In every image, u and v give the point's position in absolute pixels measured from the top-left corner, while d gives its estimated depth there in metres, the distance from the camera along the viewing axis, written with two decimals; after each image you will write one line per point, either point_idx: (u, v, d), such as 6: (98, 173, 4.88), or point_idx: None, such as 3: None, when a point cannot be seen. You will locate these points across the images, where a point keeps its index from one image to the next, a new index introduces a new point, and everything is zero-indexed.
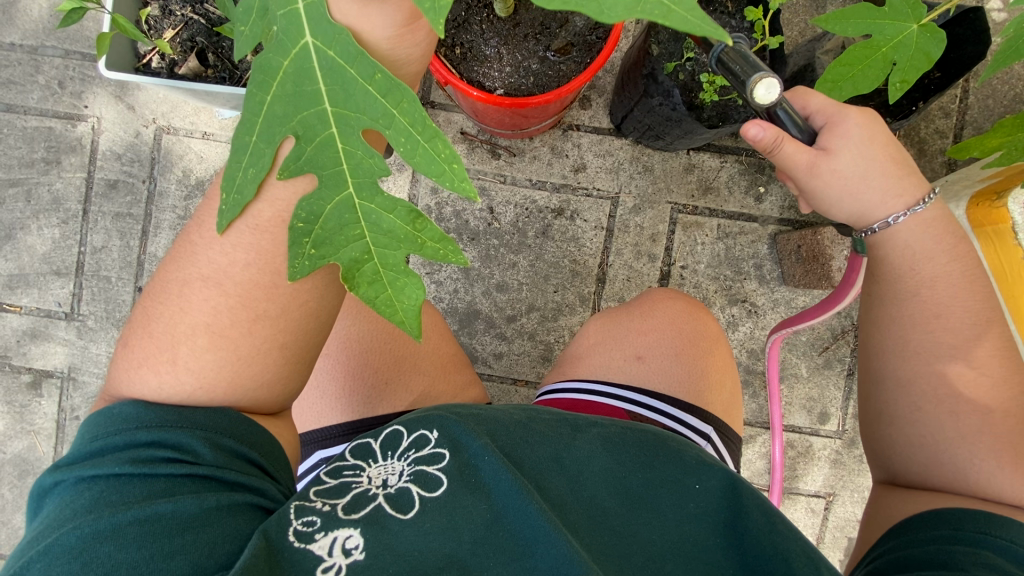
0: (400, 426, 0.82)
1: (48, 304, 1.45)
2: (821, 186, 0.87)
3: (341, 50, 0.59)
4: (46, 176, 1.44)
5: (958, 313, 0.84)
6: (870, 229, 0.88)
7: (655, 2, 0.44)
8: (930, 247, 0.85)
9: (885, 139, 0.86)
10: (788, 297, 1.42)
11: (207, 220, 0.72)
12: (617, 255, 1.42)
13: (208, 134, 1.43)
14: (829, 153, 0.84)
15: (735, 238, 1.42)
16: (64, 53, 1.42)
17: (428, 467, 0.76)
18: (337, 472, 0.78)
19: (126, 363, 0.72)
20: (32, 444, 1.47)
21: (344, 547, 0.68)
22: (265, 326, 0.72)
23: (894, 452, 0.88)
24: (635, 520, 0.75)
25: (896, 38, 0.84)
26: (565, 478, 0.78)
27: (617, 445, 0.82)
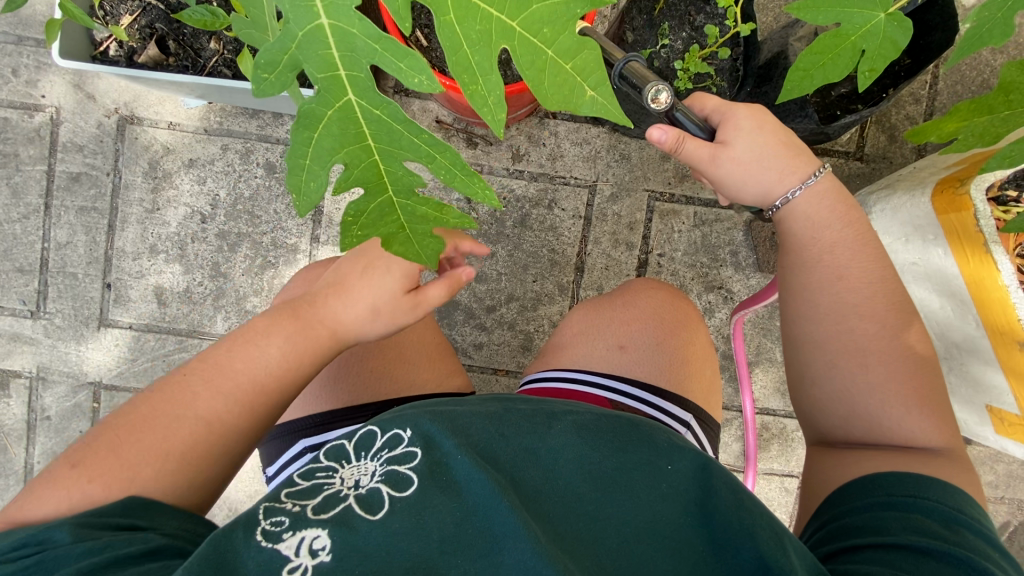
0: (374, 427, 0.83)
1: (13, 302, 1.41)
2: (728, 174, 0.94)
3: (389, 112, 0.60)
4: (3, 170, 1.38)
5: (858, 273, 0.90)
6: (775, 205, 0.96)
7: (604, 105, 0.57)
8: (825, 213, 0.93)
9: (774, 127, 0.93)
10: (763, 283, 1.44)
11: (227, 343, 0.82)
12: (595, 244, 1.43)
13: (174, 123, 1.38)
14: (726, 145, 0.92)
15: (711, 225, 1.44)
16: (16, 40, 1.36)
17: (399, 466, 0.76)
18: (310, 473, 0.79)
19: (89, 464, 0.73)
20: (3, 446, 1.44)
21: (311, 547, 0.68)
22: (169, 465, 0.75)
23: (818, 411, 0.92)
24: (611, 503, 0.77)
25: (864, 27, 0.84)
26: (540, 466, 0.79)
27: (592, 429, 0.84)
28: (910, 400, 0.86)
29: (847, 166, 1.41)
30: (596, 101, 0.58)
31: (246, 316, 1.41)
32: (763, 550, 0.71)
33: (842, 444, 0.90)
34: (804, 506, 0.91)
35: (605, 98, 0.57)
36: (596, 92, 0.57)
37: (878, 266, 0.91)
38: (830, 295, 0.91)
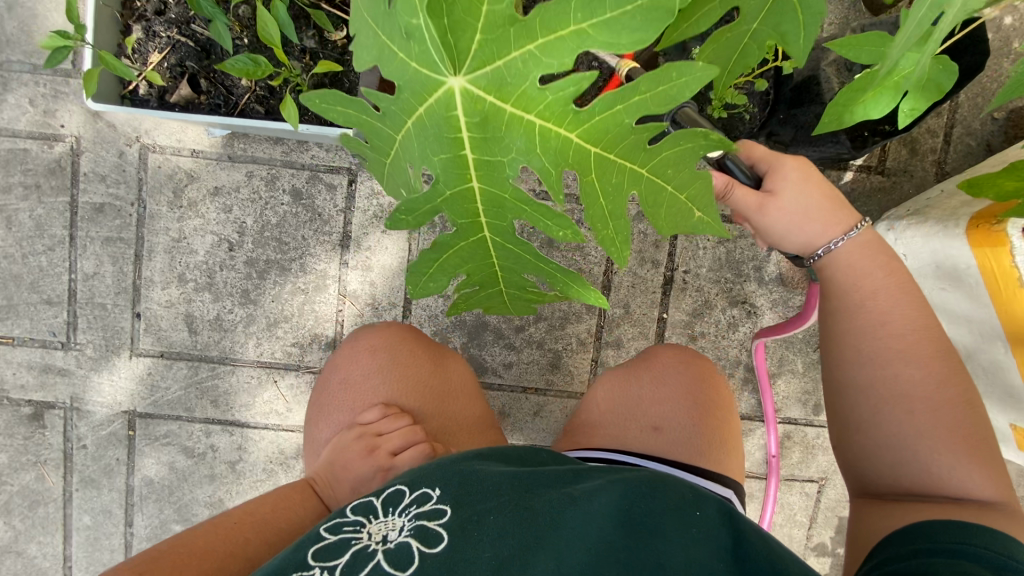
0: (402, 487, 0.86)
1: (43, 334, 1.41)
2: (773, 224, 0.96)
3: (512, 241, 0.78)
4: (26, 201, 1.37)
5: (899, 321, 0.93)
6: (816, 254, 0.98)
7: (708, 224, 0.66)
8: (865, 263, 0.96)
9: (820, 181, 0.96)
10: (786, 297, 1.46)
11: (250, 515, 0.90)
12: (622, 262, 1.44)
13: (197, 151, 1.36)
14: (775, 195, 0.94)
15: (735, 241, 1.45)
16: (33, 69, 1.34)
17: (429, 522, 0.78)
18: (337, 528, 0.80)
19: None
20: (40, 474, 1.46)
21: None
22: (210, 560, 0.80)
23: (862, 460, 0.94)
24: (650, 553, 0.75)
25: (910, 66, 0.84)
26: (574, 521, 0.78)
27: (624, 483, 0.85)
28: (957, 449, 0.87)
29: (869, 180, 1.43)
30: (699, 219, 0.66)
31: (278, 342, 1.42)
32: None
33: (891, 497, 0.90)
34: (850, 562, 0.90)
35: (709, 220, 0.65)
36: (702, 214, 0.65)
37: (919, 313, 0.93)
38: (876, 343, 0.93)
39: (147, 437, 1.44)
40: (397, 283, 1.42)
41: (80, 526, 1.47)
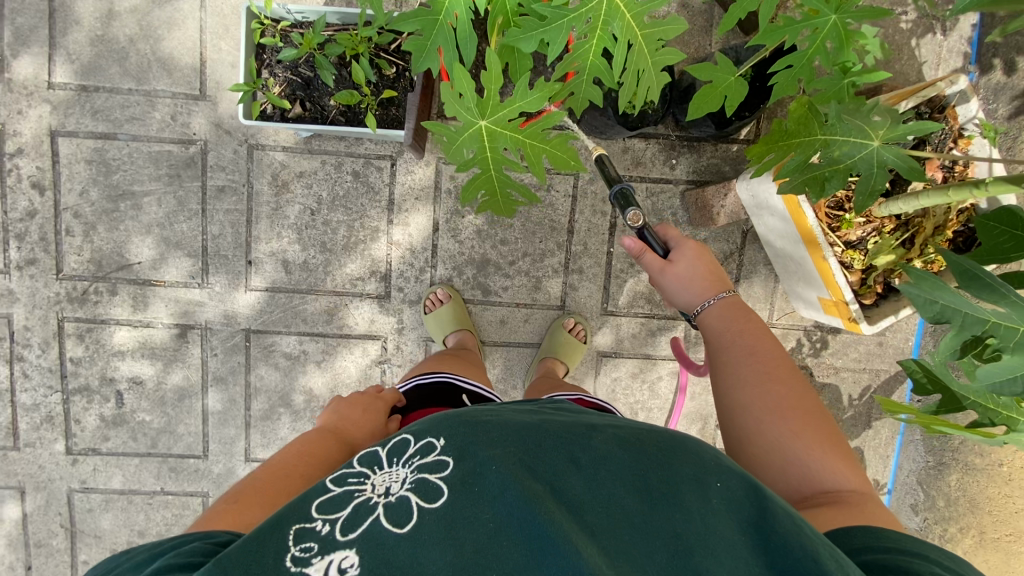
0: (408, 437, 1.00)
1: (185, 277, 2.05)
2: (670, 281, 1.54)
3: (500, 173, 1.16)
4: (171, 186, 2.00)
5: (766, 355, 1.35)
6: (706, 303, 1.50)
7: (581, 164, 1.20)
8: (732, 312, 1.47)
9: (704, 257, 1.55)
10: (695, 233, 2.12)
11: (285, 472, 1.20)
12: (580, 213, 2.10)
13: (287, 147, 2.00)
14: (672, 262, 1.53)
15: (658, 196, 2.10)
16: (172, 94, 1.96)
17: (431, 476, 0.88)
18: (343, 480, 0.94)
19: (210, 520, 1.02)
20: (184, 376, 2.10)
21: (340, 567, 0.78)
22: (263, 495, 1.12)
23: (762, 469, 1.23)
24: (656, 517, 0.84)
25: (727, 82, 1.50)
26: (583, 476, 0.88)
27: (635, 441, 0.96)
28: (821, 449, 1.20)
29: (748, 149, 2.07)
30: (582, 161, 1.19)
31: (346, 277, 2.07)
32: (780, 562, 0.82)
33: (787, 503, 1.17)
34: None
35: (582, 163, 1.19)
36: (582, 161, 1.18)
37: (776, 348, 1.37)
38: (757, 370, 1.32)
39: (260, 346, 2.09)
40: (427, 233, 2.07)
41: (214, 411, 2.12)
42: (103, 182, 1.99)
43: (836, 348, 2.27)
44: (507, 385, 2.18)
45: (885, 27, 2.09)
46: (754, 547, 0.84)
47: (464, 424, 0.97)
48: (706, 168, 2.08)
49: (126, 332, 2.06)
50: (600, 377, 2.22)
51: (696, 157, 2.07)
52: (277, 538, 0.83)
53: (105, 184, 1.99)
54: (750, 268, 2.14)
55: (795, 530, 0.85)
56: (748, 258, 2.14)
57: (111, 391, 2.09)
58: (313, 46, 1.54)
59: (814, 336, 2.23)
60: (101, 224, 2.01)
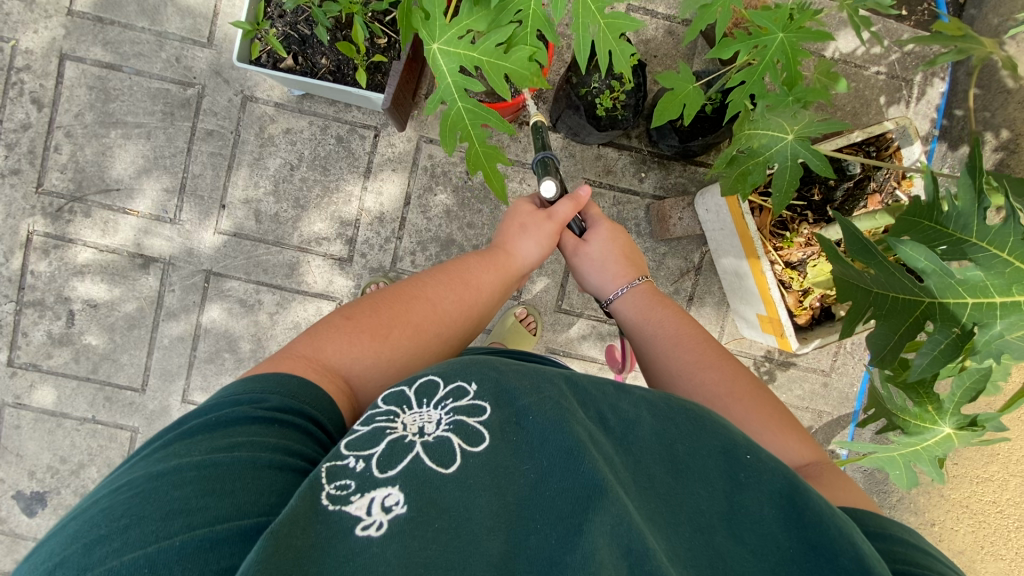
0: (435, 376, 0.92)
1: (160, 211, 2.11)
2: (581, 261, 1.54)
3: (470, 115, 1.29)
4: (164, 123, 2.10)
5: (689, 340, 1.33)
6: (620, 290, 1.49)
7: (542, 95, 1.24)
8: (645, 300, 1.47)
9: (623, 239, 1.57)
10: (655, 246, 2.19)
11: (384, 314, 1.23)
12: None
13: (279, 104, 2.10)
14: (586, 242, 1.54)
15: (624, 205, 2.18)
16: (181, 39, 2.08)
17: (468, 419, 0.85)
18: (370, 418, 0.88)
19: (313, 336, 1.16)
20: (139, 307, 2.13)
21: (384, 504, 0.75)
22: (363, 339, 1.17)
23: None
24: (681, 489, 0.84)
25: (688, 90, 1.61)
26: (614, 439, 0.88)
27: (664, 405, 0.94)
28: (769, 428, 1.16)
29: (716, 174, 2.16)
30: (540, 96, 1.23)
31: (313, 234, 2.14)
32: (815, 539, 0.79)
33: None
34: None
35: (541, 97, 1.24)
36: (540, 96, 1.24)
37: (701, 332, 1.36)
38: (680, 358, 1.30)
39: (217, 288, 2.13)
40: (398, 205, 2.14)
41: (162, 345, 2.14)
42: (99, 108, 2.08)
43: (781, 381, 2.28)
44: None
45: (856, 82, 2.23)
46: (783, 521, 0.81)
47: (482, 362, 0.95)
48: (672, 186, 2.17)
49: (91, 254, 2.11)
50: None
51: (664, 174, 2.17)
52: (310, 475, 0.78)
53: (100, 111, 2.08)
54: (704, 288, 2.20)
55: (824, 507, 0.80)
56: (703, 278, 2.20)
57: (63, 309, 2.12)
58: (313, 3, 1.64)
59: (760, 365, 2.25)
60: (89, 146, 2.09)
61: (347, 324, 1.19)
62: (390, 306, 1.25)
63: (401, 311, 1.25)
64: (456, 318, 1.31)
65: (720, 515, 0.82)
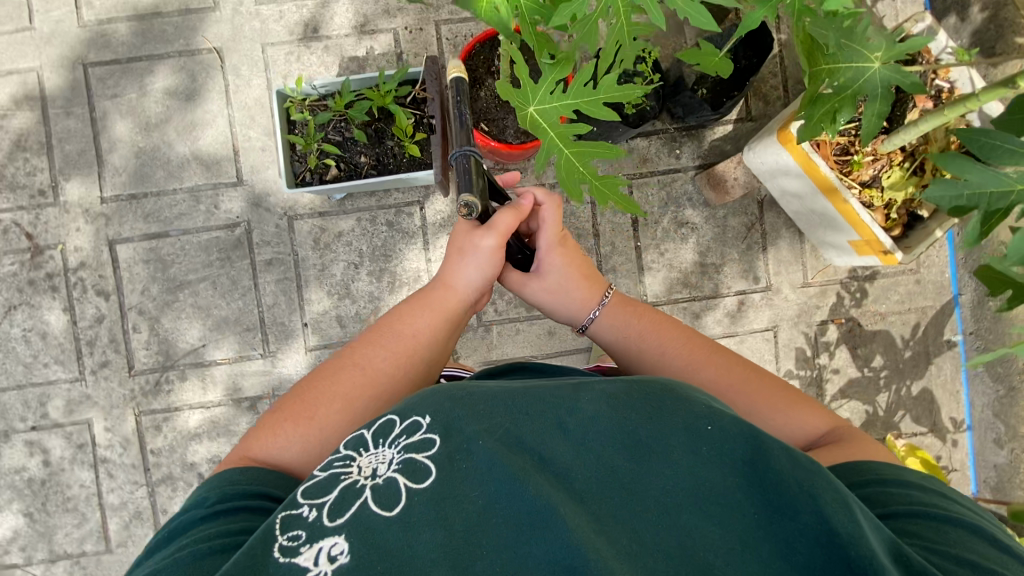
0: (394, 416, 0.95)
1: (249, 350, 2.15)
2: (542, 296, 1.49)
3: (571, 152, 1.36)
4: (224, 268, 2.14)
5: (672, 350, 1.35)
6: (592, 314, 1.47)
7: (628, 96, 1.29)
8: (620, 321, 1.44)
9: (578, 254, 1.49)
10: (714, 212, 2.23)
11: (332, 377, 1.25)
12: (603, 216, 2.22)
13: (324, 211, 2.15)
14: (537, 275, 1.47)
15: (671, 185, 2.22)
16: (213, 186, 2.13)
17: (417, 455, 0.86)
18: (327, 465, 0.92)
19: (253, 429, 1.22)
20: None
21: (331, 553, 0.76)
22: (284, 427, 1.19)
23: None
24: (644, 474, 0.80)
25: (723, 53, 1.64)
26: (569, 440, 0.85)
27: (621, 396, 0.91)
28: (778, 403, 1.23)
29: (745, 126, 2.21)
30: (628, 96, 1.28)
31: None
32: (801, 478, 0.77)
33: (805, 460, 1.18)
34: None
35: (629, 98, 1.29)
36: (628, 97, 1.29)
37: (682, 336, 1.37)
38: (676, 366, 1.32)
39: None
40: None
41: None
42: (161, 277, 2.13)
43: (876, 293, 2.30)
44: None
45: None
46: (748, 487, 0.79)
47: (488, 393, 0.94)
48: (709, 152, 2.21)
49: (200, 414, 2.15)
50: None
51: (697, 144, 2.21)
52: (264, 538, 0.82)
53: (163, 279, 2.13)
54: (773, 234, 2.24)
55: (792, 462, 0.79)
56: (768, 225, 2.24)
57: (192, 475, 2.15)
58: (344, 105, 1.74)
59: (852, 286, 2.27)
60: (164, 316, 2.14)
61: (291, 402, 1.23)
62: (320, 377, 1.26)
63: (361, 368, 1.27)
64: (398, 369, 1.28)
65: (687, 492, 0.78)
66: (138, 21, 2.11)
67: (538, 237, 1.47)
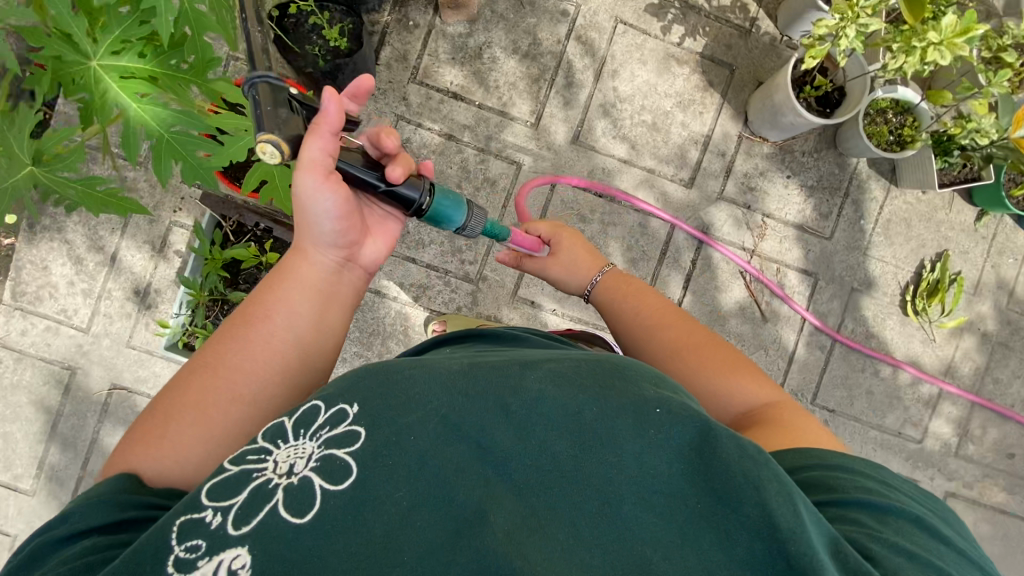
0: (318, 405, 0.90)
1: None
2: (556, 273, 1.74)
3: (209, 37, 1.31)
4: None
5: (644, 311, 1.51)
6: (597, 277, 1.68)
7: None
8: (611, 291, 1.63)
9: (570, 232, 1.77)
10: (484, 18, 2.19)
11: (204, 380, 1.10)
12: (435, 119, 2.17)
13: None
14: (553, 256, 1.74)
15: (439, 44, 2.18)
16: None
17: (338, 451, 0.82)
18: (240, 458, 0.86)
19: (123, 440, 1.05)
20: None
21: (229, 566, 0.73)
22: (157, 446, 1.02)
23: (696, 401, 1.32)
24: (580, 462, 0.82)
25: None
26: (510, 427, 0.84)
27: (598, 379, 0.91)
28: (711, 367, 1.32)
29: None
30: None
31: None
32: (631, 516, 0.78)
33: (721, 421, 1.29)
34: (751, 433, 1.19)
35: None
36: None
37: (656, 304, 1.53)
38: (644, 323, 1.48)
39: None
40: (414, 266, 2.20)
41: None
42: None
43: None
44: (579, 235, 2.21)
45: None
46: (685, 474, 0.81)
47: (429, 369, 0.92)
48: None
49: None
50: (599, 145, 2.23)
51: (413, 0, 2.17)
52: (160, 543, 0.77)
53: None
54: None
55: (748, 452, 0.81)
56: None
57: None
58: (203, 294, 1.77)
59: None
60: None
61: (161, 410, 1.07)
62: (194, 383, 1.10)
63: (237, 380, 1.11)
64: (268, 386, 1.13)
65: (596, 488, 0.79)
66: (52, 443, 2.14)
67: (544, 229, 1.78)
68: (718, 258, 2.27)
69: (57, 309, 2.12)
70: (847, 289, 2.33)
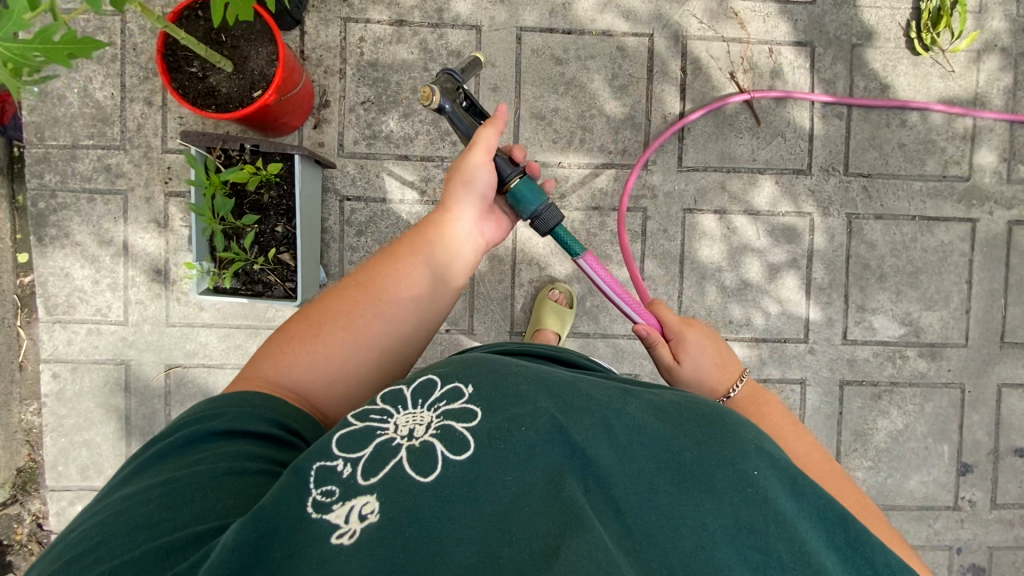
0: (434, 378, 0.99)
1: None
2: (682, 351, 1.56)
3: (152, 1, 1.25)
4: None
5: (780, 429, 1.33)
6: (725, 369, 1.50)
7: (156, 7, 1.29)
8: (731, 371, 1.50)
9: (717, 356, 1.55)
10: None
11: (372, 310, 1.27)
12: (383, 11, 2.13)
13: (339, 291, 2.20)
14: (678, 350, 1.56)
15: None
16: None
17: (457, 425, 0.90)
18: (364, 415, 0.95)
19: (261, 353, 1.22)
20: None
21: (360, 513, 0.81)
22: (325, 365, 1.20)
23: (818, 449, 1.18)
24: (678, 493, 0.85)
25: None
26: (611, 444, 0.89)
27: (701, 421, 0.96)
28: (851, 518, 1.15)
29: None
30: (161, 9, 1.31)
31: None
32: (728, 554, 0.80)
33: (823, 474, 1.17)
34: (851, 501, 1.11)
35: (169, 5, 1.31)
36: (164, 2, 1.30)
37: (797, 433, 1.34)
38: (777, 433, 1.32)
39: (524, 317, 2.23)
40: (409, 162, 2.17)
41: None
42: None
43: None
44: (559, 79, 2.16)
45: None
46: (773, 545, 0.82)
47: (540, 380, 0.98)
48: None
49: None
50: None
51: None
52: (295, 483, 0.84)
53: None
54: None
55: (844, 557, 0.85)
56: None
57: None
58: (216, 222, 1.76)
59: None
60: None
61: (329, 320, 1.24)
62: (350, 303, 1.27)
63: (393, 316, 1.28)
64: (409, 333, 1.30)
65: (695, 521, 0.83)
66: (132, 436, 2.21)
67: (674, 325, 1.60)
68: (707, 57, 2.17)
69: (92, 311, 2.17)
70: (846, 48, 2.22)
